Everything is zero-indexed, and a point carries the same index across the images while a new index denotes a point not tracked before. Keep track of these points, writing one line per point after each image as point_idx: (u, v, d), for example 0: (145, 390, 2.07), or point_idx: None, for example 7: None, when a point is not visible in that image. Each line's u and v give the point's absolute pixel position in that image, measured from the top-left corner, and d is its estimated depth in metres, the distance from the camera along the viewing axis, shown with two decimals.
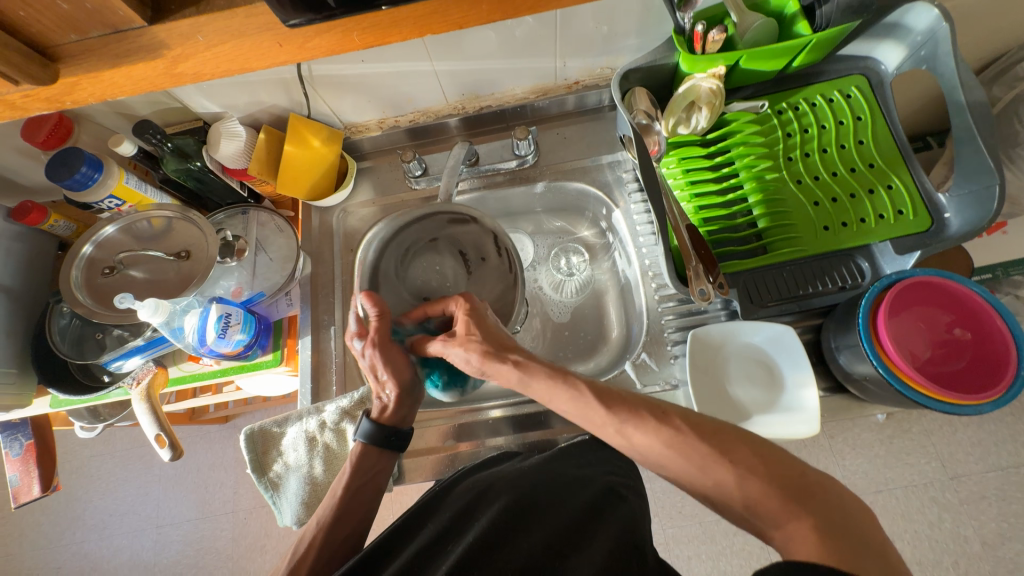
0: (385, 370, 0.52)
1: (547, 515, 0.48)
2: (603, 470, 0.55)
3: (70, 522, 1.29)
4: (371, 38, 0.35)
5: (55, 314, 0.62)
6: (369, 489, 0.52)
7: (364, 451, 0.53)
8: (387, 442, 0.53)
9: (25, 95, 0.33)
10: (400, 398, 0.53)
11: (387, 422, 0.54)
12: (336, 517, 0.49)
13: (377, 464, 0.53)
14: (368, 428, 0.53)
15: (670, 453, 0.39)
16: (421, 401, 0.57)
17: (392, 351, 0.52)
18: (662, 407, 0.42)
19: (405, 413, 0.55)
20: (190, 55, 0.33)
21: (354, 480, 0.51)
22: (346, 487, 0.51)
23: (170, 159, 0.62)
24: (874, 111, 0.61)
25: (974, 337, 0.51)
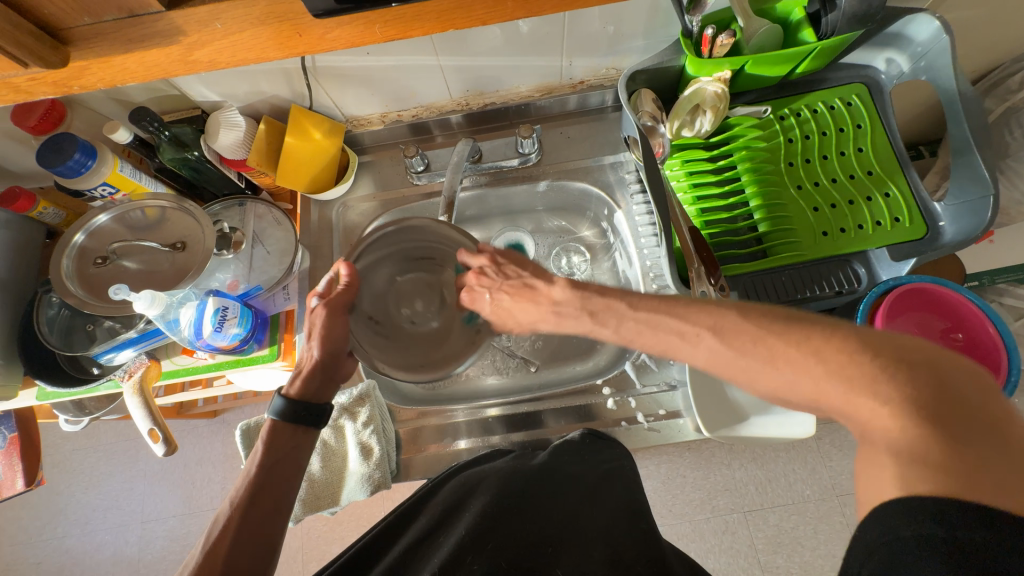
0: (320, 333, 0.52)
1: (541, 509, 0.50)
2: (598, 460, 0.53)
3: (52, 517, 1.27)
4: (392, 31, 0.34)
5: (43, 304, 0.61)
6: (285, 468, 0.48)
7: (275, 428, 0.50)
8: (297, 417, 0.50)
9: (32, 78, 0.32)
10: (320, 368, 0.52)
11: (298, 397, 0.51)
12: (251, 494, 0.46)
13: (294, 440, 0.50)
14: (280, 405, 0.50)
15: (718, 361, 0.39)
16: (341, 381, 0.55)
17: (338, 319, 0.53)
18: (695, 319, 0.41)
19: (318, 388, 0.53)
20: (205, 43, 0.32)
21: (267, 456, 0.48)
22: (260, 465, 0.48)
23: (167, 147, 0.59)
24: (873, 119, 0.62)
25: (966, 342, 0.53)
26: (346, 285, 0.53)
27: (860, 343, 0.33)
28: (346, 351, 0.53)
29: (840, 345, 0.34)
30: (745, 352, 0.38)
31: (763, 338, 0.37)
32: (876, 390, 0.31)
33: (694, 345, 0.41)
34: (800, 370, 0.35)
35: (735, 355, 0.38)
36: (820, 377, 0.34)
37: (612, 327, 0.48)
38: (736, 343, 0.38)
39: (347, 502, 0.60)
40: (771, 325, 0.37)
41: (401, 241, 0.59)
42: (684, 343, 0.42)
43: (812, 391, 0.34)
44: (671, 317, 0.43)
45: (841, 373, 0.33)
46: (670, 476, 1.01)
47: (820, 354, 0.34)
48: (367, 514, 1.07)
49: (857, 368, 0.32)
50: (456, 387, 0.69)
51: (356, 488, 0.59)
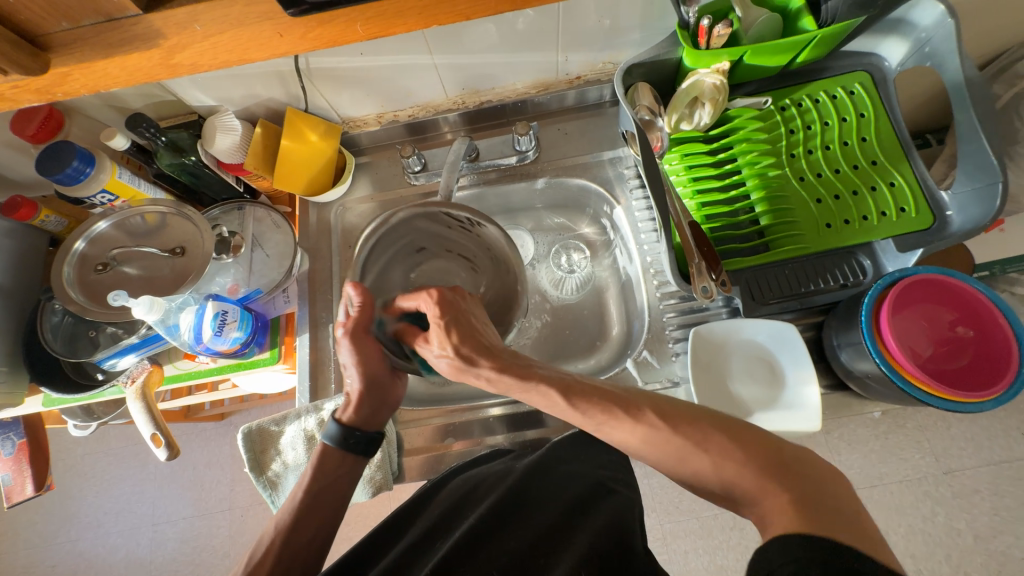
0: (353, 361, 0.50)
1: (536, 514, 0.48)
2: (593, 464, 0.54)
3: (65, 520, 1.28)
4: (375, 28, 0.34)
5: (47, 311, 0.61)
6: (330, 493, 0.49)
7: (324, 453, 0.50)
8: (348, 445, 0.50)
9: (14, 85, 0.32)
10: (364, 394, 0.51)
11: (351, 423, 0.51)
12: (296, 520, 0.47)
13: (343, 466, 0.50)
14: (331, 430, 0.51)
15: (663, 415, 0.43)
16: (394, 401, 0.54)
17: (365, 342, 0.51)
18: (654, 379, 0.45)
19: (370, 413, 0.52)
20: (187, 45, 0.32)
21: (315, 481, 0.49)
22: (307, 490, 0.48)
23: (164, 153, 0.60)
24: (876, 108, 0.60)
25: (977, 334, 0.51)
26: (360, 307, 0.50)
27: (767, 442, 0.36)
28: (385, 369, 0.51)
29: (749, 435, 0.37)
30: (680, 430, 0.37)
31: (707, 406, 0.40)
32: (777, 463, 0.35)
33: (629, 424, 0.39)
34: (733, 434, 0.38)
35: (676, 430, 0.37)
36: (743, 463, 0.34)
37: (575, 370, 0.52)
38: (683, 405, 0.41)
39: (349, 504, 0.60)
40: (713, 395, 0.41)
41: (401, 237, 0.58)
42: (629, 408, 0.39)
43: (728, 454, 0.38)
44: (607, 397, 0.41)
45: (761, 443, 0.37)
46: None
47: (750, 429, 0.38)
48: (375, 515, 1.08)
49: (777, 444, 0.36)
50: (458, 388, 0.68)
51: (358, 490, 0.59)
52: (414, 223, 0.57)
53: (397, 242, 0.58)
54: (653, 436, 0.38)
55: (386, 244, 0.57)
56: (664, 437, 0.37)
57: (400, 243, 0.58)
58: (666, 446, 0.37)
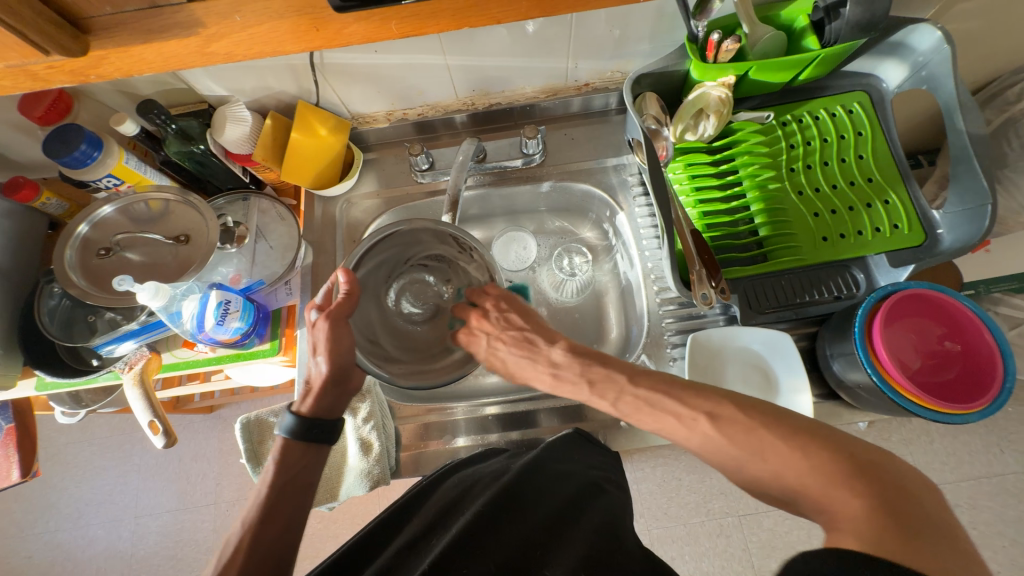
0: (325, 347, 0.50)
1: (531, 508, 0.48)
2: (586, 464, 0.55)
3: (44, 510, 1.26)
4: (408, 28, 0.35)
5: (44, 294, 0.60)
6: (297, 487, 0.48)
7: (287, 446, 0.49)
8: (311, 435, 0.50)
9: (49, 66, 0.32)
10: (327, 384, 0.51)
11: (309, 415, 0.52)
12: (263, 515, 0.46)
13: (304, 459, 0.50)
14: (291, 423, 0.50)
15: (710, 446, 0.41)
16: (354, 392, 0.54)
17: (341, 330, 0.51)
18: (693, 403, 0.43)
19: (331, 402, 0.52)
20: (225, 35, 0.33)
21: (279, 477, 0.48)
22: (272, 485, 0.48)
23: (173, 141, 0.60)
24: (873, 127, 0.63)
25: (964, 349, 0.53)
26: (346, 294, 0.52)
27: (830, 443, 0.36)
28: (354, 361, 0.52)
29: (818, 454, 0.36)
30: (735, 442, 0.39)
31: (755, 429, 0.39)
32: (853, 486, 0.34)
33: (690, 427, 0.42)
34: (786, 461, 0.37)
35: (730, 440, 0.39)
36: (805, 472, 0.36)
37: (610, 401, 0.48)
38: (729, 431, 0.40)
39: (345, 498, 0.61)
40: (761, 416, 0.40)
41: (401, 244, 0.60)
42: (682, 417, 0.43)
43: (794, 484, 0.36)
44: (671, 398, 0.44)
45: (821, 469, 0.35)
46: (666, 478, 1.02)
47: (803, 449, 0.37)
48: (363, 512, 1.07)
49: (836, 466, 0.35)
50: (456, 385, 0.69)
51: (355, 483, 0.59)
52: (419, 236, 0.59)
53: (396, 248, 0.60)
54: (707, 444, 0.41)
55: (388, 246, 0.58)
56: (716, 446, 0.40)
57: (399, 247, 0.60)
58: (719, 453, 0.40)
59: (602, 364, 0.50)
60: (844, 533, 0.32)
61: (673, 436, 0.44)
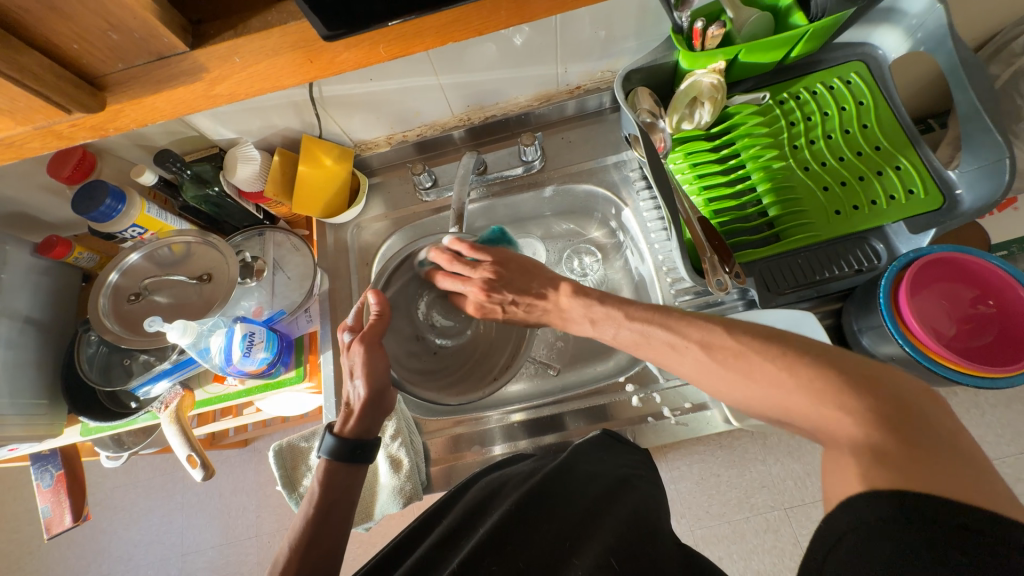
0: (362, 371, 0.51)
1: (563, 506, 0.47)
2: (614, 462, 0.53)
3: (97, 554, 1.30)
4: (396, 50, 0.36)
5: (83, 343, 0.63)
6: (343, 505, 0.49)
7: (329, 469, 0.49)
8: (352, 456, 0.50)
9: (72, 124, 0.35)
10: (370, 403, 0.51)
11: (352, 435, 0.51)
12: (312, 534, 0.46)
13: (349, 479, 0.50)
14: (332, 443, 0.50)
15: (704, 373, 0.41)
16: (391, 409, 0.54)
17: (376, 352, 0.52)
18: (686, 334, 0.42)
19: (368, 424, 0.52)
20: (227, 76, 0.35)
21: (326, 494, 0.48)
22: (318, 504, 0.48)
23: (189, 185, 0.63)
24: (875, 94, 0.61)
25: (999, 310, 0.51)
26: (377, 316, 0.53)
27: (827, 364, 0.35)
28: (391, 380, 0.52)
29: (811, 363, 0.35)
30: (726, 364, 0.39)
31: (745, 354, 0.38)
32: (842, 401, 0.33)
33: (682, 354, 0.42)
34: None
35: (721, 363, 0.39)
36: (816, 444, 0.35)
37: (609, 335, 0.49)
38: (720, 357, 0.39)
39: (381, 516, 0.61)
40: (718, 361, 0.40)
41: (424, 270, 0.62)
42: (676, 345, 0.42)
43: (782, 404, 0.36)
44: (664, 329, 0.44)
45: (809, 386, 0.34)
46: (704, 475, 0.99)
47: None
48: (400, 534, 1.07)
49: (827, 382, 0.34)
50: None
51: (389, 502, 0.59)
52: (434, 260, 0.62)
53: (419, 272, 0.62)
54: (699, 368, 0.41)
55: (407, 272, 0.61)
56: (708, 368, 0.40)
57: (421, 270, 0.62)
58: (710, 374, 0.40)
59: (601, 303, 0.50)
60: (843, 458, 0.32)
61: (669, 365, 0.44)
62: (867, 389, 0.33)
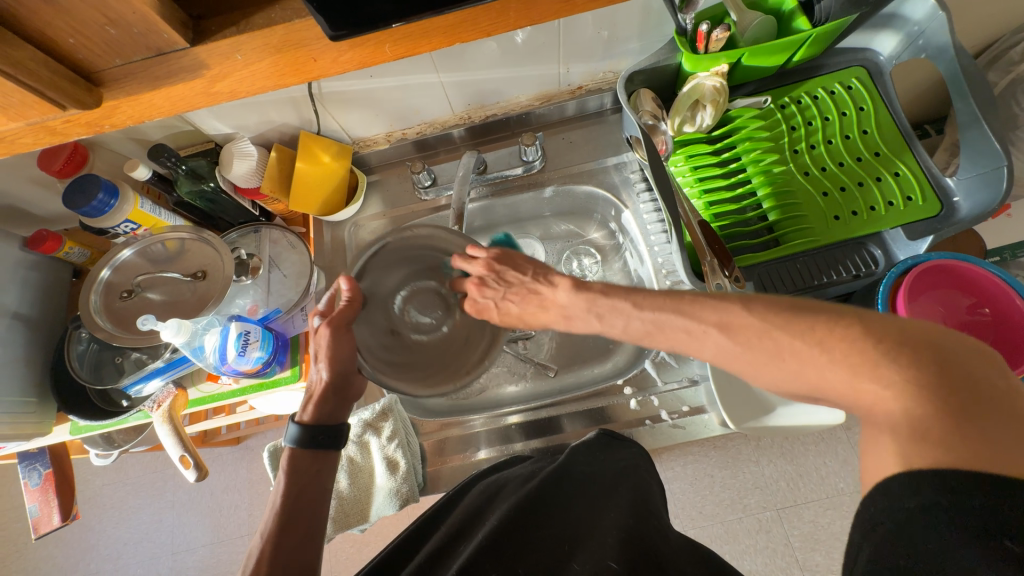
0: (325, 354, 0.50)
1: (561, 508, 0.48)
2: (611, 459, 0.53)
3: (85, 553, 1.28)
4: (401, 50, 0.36)
5: (73, 340, 0.62)
6: (313, 492, 0.48)
7: (294, 455, 0.49)
8: (315, 442, 0.50)
9: (66, 121, 0.34)
10: (332, 387, 0.52)
11: (313, 422, 0.51)
12: (281, 525, 0.46)
13: (316, 464, 0.49)
14: (296, 432, 0.50)
15: (726, 356, 0.39)
16: (355, 397, 0.54)
17: (343, 337, 0.51)
18: (702, 316, 0.40)
19: (333, 408, 0.52)
20: (228, 74, 0.34)
21: (293, 484, 0.48)
22: (286, 493, 0.48)
23: (184, 181, 0.62)
24: (875, 101, 0.62)
25: (994, 317, 0.52)
26: (348, 302, 0.52)
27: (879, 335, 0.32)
28: (355, 367, 0.52)
29: (845, 335, 0.32)
30: (750, 347, 0.36)
31: (769, 331, 0.36)
32: (878, 373, 0.30)
33: (702, 340, 0.40)
34: None
35: (745, 347, 0.37)
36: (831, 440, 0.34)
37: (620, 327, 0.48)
38: (742, 339, 0.37)
39: (377, 518, 0.61)
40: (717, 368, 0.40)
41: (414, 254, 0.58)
42: (693, 331, 0.40)
43: (815, 381, 0.33)
44: (679, 315, 0.42)
45: (845, 360, 0.32)
46: (697, 476, 1.00)
47: None
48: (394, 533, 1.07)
49: (862, 352, 0.31)
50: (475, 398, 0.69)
51: (385, 503, 0.59)
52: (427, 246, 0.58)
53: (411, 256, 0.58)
54: (723, 355, 0.39)
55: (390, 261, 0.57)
56: (733, 354, 0.38)
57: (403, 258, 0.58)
58: (736, 361, 0.38)
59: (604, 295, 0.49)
60: (881, 435, 0.30)
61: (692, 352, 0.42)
62: (913, 358, 0.30)
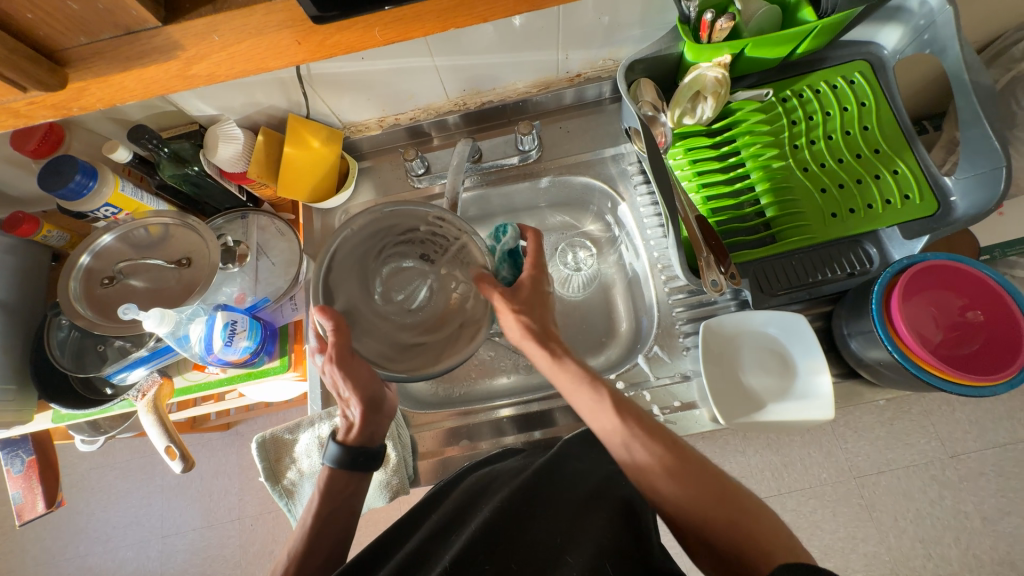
0: (348, 387, 0.48)
1: (553, 496, 0.47)
2: (602, 459, 0.54)
3: (73, 536, 1.28)
4: (393, 33, 0.34)
5: (53, 326, 0.60)
6: (343, 512, 0.51)
7: (332, 476, 0.51)
8: (356, 464, 0.51)
9: (31, 102, 0.32)
10: (366, 414, 0.51)
11: (354, 444, 0.52)
12: (308, 546, 0.48)
13: (349, 488, 0.51)
14: (336, 453, 0.51)
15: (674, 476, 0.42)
16: (392, 412, 0.55)
17: (355, 367, 0.48)
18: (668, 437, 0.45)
19: (372, 429, 0.53)
20: (205, 55, 0.32)
21: (324, 506, 0.50)
22: (317, 514, 0.50)
23: (167, 164, 0.60)
24: (878, 97, 0.61)
25: (987, 319, 0.52)
26: (334, 329, 0.46)
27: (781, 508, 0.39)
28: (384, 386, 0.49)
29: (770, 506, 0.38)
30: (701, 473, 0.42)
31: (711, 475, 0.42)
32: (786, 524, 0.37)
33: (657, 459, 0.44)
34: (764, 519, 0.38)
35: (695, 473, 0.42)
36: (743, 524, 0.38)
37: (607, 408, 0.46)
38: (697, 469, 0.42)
39: (367, 509, 0.61)
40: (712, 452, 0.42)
41: (363, 241, 0.51)
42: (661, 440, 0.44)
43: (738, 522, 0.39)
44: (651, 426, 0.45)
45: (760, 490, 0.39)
46: None
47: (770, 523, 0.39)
48: (386, 518, 1.08)
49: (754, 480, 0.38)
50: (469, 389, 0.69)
51: (375, 495, 0.59)
52: (369, 231, 0.51)
53: (361, 243, 0.51)
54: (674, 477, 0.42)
55: (346, 262, 0.50)
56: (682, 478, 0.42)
57: (360, 249, 0.51)
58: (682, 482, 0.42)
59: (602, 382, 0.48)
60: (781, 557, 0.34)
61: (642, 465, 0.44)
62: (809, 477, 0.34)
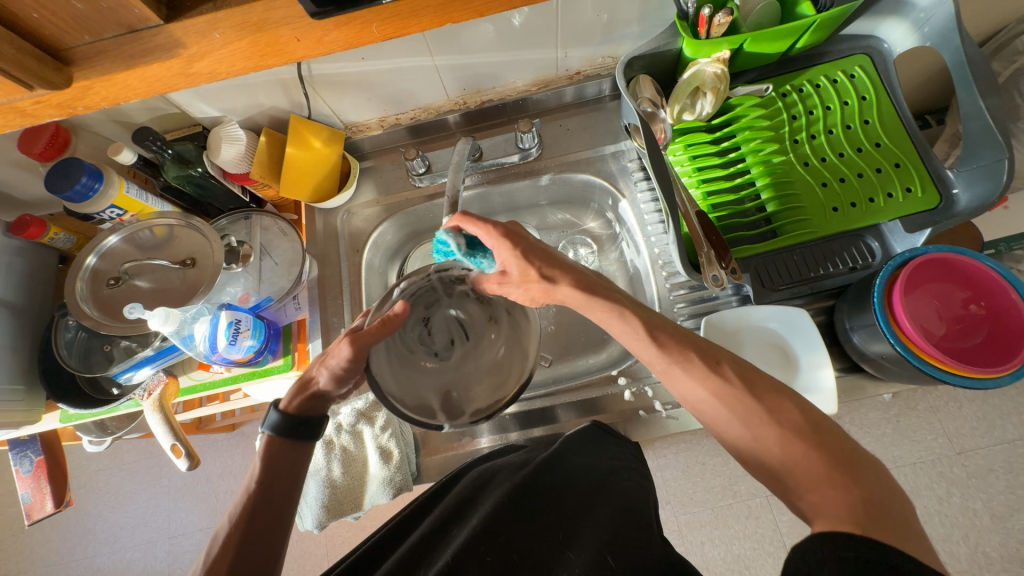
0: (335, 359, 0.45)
1: (555, 491, 0.47)
2: (604, 455, 0.53)
3: (82, 537, 1.29)
4: (390, 29, 0.34)
5: (60, 327, 0.61)
6: (287, 485, 0.45)
7: (276, 442, 0.46)
8: (298, 431, 0.46)
9: (36, 101, 0.33)
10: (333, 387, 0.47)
11: (297, 411, 0.48)
12: (249, 514, 0.43)
13: (294, 456, 0.46)
14: (276, 419, 0.46)
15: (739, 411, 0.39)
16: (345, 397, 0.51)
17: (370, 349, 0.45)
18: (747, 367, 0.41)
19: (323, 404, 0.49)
20: (206, 53, 0.33)
21: (266, 473, 0.45)
22: (260, 481, 0.44)
23: (170, 165, 0.60)
24: (878, 91, 0.61)
25: (989, 312, 0.52)
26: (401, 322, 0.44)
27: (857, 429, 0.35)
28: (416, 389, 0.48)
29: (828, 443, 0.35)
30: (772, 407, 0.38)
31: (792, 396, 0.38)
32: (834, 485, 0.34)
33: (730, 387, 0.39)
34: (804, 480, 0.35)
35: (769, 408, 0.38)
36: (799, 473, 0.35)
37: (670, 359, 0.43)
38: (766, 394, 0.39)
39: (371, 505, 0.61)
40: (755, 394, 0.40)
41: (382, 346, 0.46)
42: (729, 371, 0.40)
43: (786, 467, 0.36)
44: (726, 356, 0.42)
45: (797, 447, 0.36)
46: (689, 464, 1.01)
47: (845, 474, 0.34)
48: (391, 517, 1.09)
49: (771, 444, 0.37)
50: None
51: (379, 492, 0.59)
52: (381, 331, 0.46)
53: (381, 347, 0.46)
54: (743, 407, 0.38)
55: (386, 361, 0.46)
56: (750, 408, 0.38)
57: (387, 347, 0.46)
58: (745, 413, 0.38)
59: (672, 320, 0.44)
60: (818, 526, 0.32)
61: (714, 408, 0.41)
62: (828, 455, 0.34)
